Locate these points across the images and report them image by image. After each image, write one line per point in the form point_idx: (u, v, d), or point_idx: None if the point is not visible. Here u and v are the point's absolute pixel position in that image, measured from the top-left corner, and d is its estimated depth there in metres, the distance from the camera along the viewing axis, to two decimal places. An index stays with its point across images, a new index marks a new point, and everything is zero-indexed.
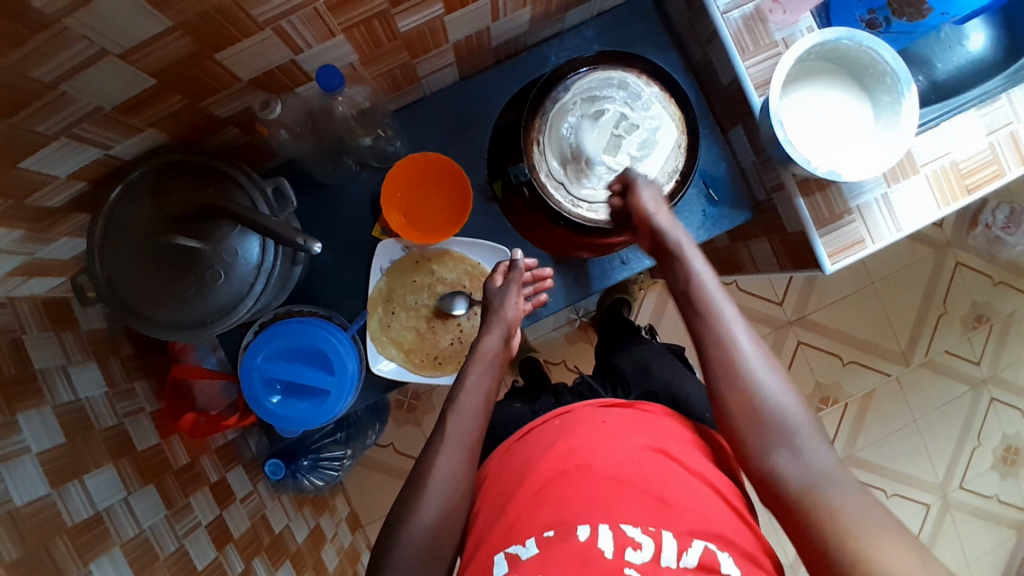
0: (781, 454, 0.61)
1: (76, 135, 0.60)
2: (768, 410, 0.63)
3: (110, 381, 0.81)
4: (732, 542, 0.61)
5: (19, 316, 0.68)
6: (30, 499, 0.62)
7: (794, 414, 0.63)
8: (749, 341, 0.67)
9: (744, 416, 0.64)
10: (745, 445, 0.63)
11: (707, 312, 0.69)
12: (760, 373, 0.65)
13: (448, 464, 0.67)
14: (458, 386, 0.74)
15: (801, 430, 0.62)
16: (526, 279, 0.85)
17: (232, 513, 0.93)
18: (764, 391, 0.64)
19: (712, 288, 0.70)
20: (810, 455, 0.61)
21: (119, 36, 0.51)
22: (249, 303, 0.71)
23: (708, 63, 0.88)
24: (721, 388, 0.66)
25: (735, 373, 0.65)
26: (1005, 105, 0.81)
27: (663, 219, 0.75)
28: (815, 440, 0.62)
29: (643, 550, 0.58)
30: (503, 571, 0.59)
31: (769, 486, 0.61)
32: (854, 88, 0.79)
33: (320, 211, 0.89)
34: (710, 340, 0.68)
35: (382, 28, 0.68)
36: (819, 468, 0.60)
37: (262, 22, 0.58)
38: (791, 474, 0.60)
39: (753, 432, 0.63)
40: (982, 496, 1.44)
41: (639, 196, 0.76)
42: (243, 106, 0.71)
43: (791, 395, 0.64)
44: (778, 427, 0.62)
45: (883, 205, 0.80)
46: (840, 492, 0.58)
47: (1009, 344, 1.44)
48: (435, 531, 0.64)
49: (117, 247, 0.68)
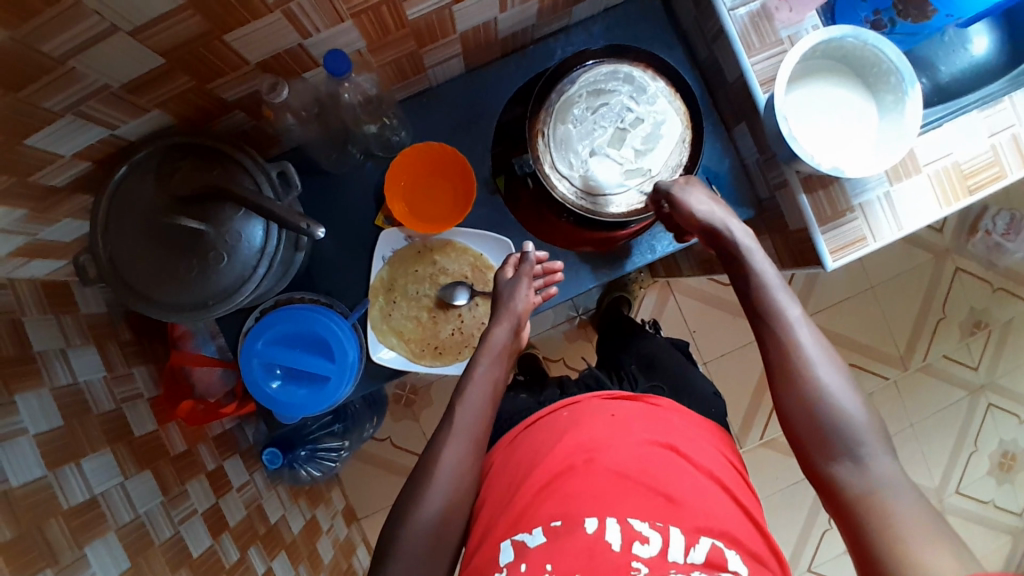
0: (842, 464, 0.59)
1: (83, 113, 0.60)
2: (831, 421, 0.61)
3: (109, 365, 0.81)
4: (738, 541, 0.61)
5: (19, 298, 0.68)
6: (26, 480, 0.62)
7: (859, 421, 0.61)
8: (815, 345, 0.65)
9: (805, 423, 0.62)
10: (806, 454, 0.62)
11: (770, 314, 0.68)
12: (824, 377, 0.63)
13: (450, 454, 0.67)
14: (465, 377, 0.75)
15: (866, 440, 0.60)
16: (536, 272, 0.86)
17: (228, 502, 0.93)
18: (827, 394, 0.62)
19: (778, 286, 0.69)
20: (873, 463, 0.59)
21: (129, 12, 0.52)
22: (251, 287, 0.71)
23: (715, 61, 0.88)
24: (783, 391, 0.65)
25: (797, 376, 0.64)
26: (1007, 109, 0.81)
27: (713, 215, 0.74)
28: (882, 449, 0.59)
29: (650, 544, 0.58)
30: (509, 559, 0.59)
31: (826, 493, 0.60)
32: (860, 87, 0.79)
33: (323, 200, 0.90)
34: (773, 340, 0.67)
35: (391, 15, 0.68)
36: (882, 476, 0.58)
37: (272, 4, 0.58)
38: (847, 480, 0.59)
39: (814, 438, 0.62)
40: (977, 500, 1.45)
41: (686, 206, 0.75)
42: (251, 89, 0.71)
43: (857, 403, 0.62)
44: (841, 436, 0.60)
45: (885, 203, 0.81)
46: (900, 499, 0.56)
47: (1007, 351, 1.44)
48: (430, 518, 0.64)
49: (122, 225, 0.68)
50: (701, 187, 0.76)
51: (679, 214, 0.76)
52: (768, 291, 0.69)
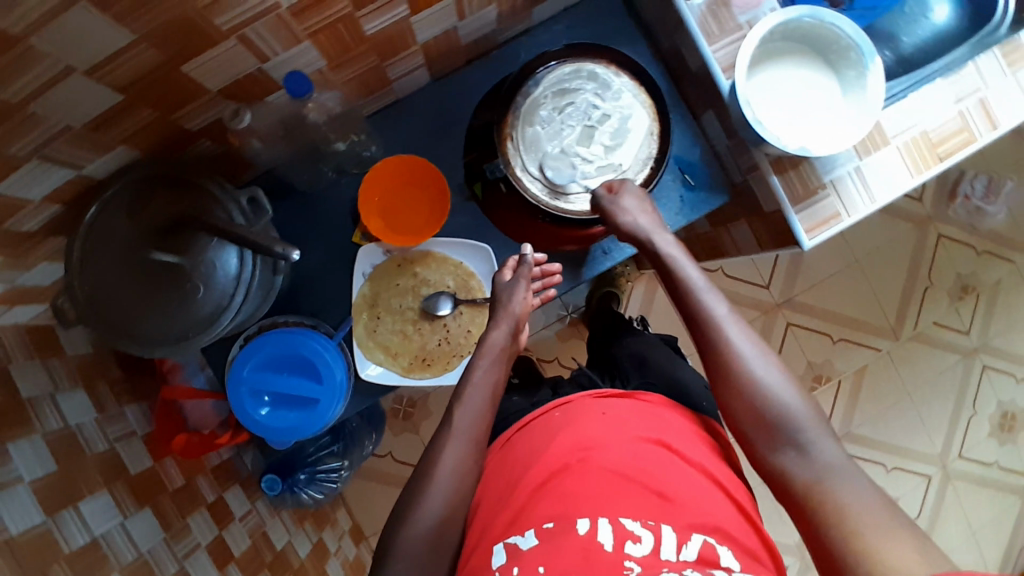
0: (787, 454, 0.63)
1: (49, 156, 0.60)
2: (770, 415, 0.64)
3: (99, 405, 0.80)
4: (732, 536, 0.61)
5: (5, 345, 0.67)
6: (25, 527, 0.62)
7: (797, 411, 0.64)
8: (746, 342, 0.68)
9: (750, 419, 0.65)
10: (753, 448, 0.65)
11: (701, 317, 0.71)
12: (759, 371, 0.66)
13: (448, 458, 0.67)
14: (464, 381, 0.74)
15: (806, 428, 0.63)
16: (534, 275, 0.85)
17: (231, 531, 0.93)
18: (764, 388, 0.65)
19: (708, 288, 0.72)
20: (815, 449, 0.62)
21: (83, 51, 0.51)
22: (231, 315, 0.71)
23: (677, 50, 0.88)
24: (725, 389, 0.68)
25: (735, 374, 0.67)
26: (972, 73, 0.81)
27: (644, 227, 0.76)
28: (821, 434, 0.63)
29: (643, 543, 0.58)
30: (502, 561, 0.59)
31: (777, 483, 0.63)
32: (821, 65, 0.79)
33: (299, 222, 0.89)
34: (709, 341, 0.70)
35: (348, 31, 0.68)
36: (824, 461, 0.61)
37: (226, 31, 0.58)
38: (794, 470, 0.62)
39: (760, 432, 0.65)
40: (981, 464, 1.45)
41: (618, 220, 0.77)
42: (215, 116, 0.71)
43: (793, 393, 0.65)
44: (781, 428, 0.64)
45: (856, 177, 0.81)
46: (843, 481, 0.59)
47: (997, 312, 1.45)
48: (425, 526, 0.63)
49: (97, 265, 0.67)
50: (632, 195, 0.78)
51: (613, 227, 0.78)
52: (697, 294, 0.72)
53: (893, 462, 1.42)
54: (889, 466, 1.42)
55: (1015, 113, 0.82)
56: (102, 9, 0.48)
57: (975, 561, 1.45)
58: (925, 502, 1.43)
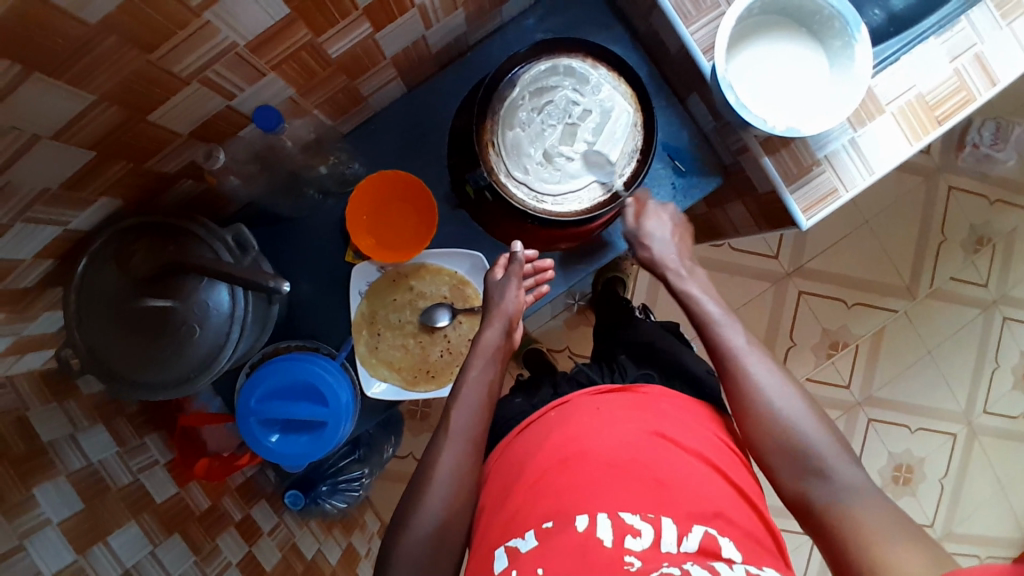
0: (810, 480, 0.64)
1: (33, 218, 0.60)
2: (789, 441, 0.66)
3: (120, 439, 0.80)
4: (732, 521, 0.62)
5: (19, 393, 0.68)
6: (59, 568, 0.64)
7: (818, 440, 0.65)
8: (763, 369, 0.70)
9: (776, 452, 0.66)
10: (773, 472, 0.67)
11: (717, 345, 0.73)
12: (778, 402, 0.67)
13: (446, 463, 0.68)
14: (459, 380, 0.75)
15: (825, 453, 0.64)
16: (526, 272, 0.84)
17: (261, 547, 0.95)
18: (782, 418, 0.66)
19: (718, 316, 0.75)
20: (834, 473, 0.63)
21: (48, 115, 0.51)
22: (229, 352, 0.72)
23: (655, 34, 0.86)
24: (750, 428, 0.68)
25: (754, 405, 0.68)
26: (965, 29, 0.78)
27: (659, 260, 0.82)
28: (841, 460, 0.64)
29: (642, 537, 0.58)
30: (504, 565, 0.59)
31: (801, 510, 0.64)
32: (804, 37, 0.77)
33: (292, 246, 0.90)
34: (728, 377, 0.71)
35: (312, 58, 0.67)
36: (845, 483, 0.62)
37: (186, 76, 0.57)
38: (818, 494, 0.63)
39: (781, 459, 0.66)
40: (1007, 417, 1.43)
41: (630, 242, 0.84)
42: (189, 158, 0.71)
43: (813, 422, 0.66)
44: (803, 456, 0.65)
45: (852, 151, 0.78)
46: (865, 502, 0.60)
47: (1014, 262, 1.41)
48: (432, 536, 0.64)
49: (92, 316, 0.68)
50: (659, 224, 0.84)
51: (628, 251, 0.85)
52: (716, 326, 0.74)
53: (917, 423, 1.40)
54: (912, 427, 1.40)
55: (1015, 69, 0.78)
56: (55, 76, 0.48)
57: (1004, 515, 1.43)
58: (952, 460, 1.42)
